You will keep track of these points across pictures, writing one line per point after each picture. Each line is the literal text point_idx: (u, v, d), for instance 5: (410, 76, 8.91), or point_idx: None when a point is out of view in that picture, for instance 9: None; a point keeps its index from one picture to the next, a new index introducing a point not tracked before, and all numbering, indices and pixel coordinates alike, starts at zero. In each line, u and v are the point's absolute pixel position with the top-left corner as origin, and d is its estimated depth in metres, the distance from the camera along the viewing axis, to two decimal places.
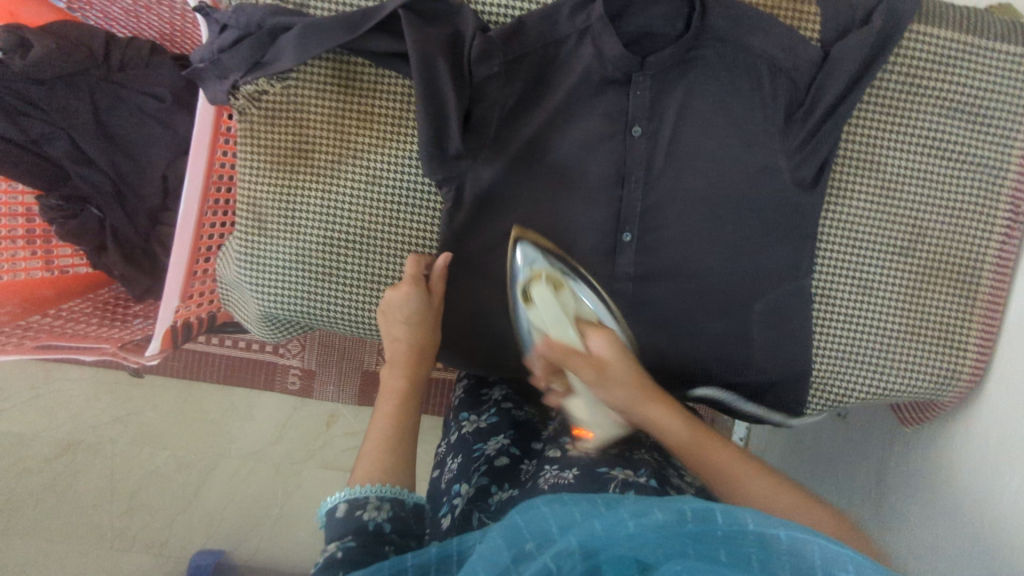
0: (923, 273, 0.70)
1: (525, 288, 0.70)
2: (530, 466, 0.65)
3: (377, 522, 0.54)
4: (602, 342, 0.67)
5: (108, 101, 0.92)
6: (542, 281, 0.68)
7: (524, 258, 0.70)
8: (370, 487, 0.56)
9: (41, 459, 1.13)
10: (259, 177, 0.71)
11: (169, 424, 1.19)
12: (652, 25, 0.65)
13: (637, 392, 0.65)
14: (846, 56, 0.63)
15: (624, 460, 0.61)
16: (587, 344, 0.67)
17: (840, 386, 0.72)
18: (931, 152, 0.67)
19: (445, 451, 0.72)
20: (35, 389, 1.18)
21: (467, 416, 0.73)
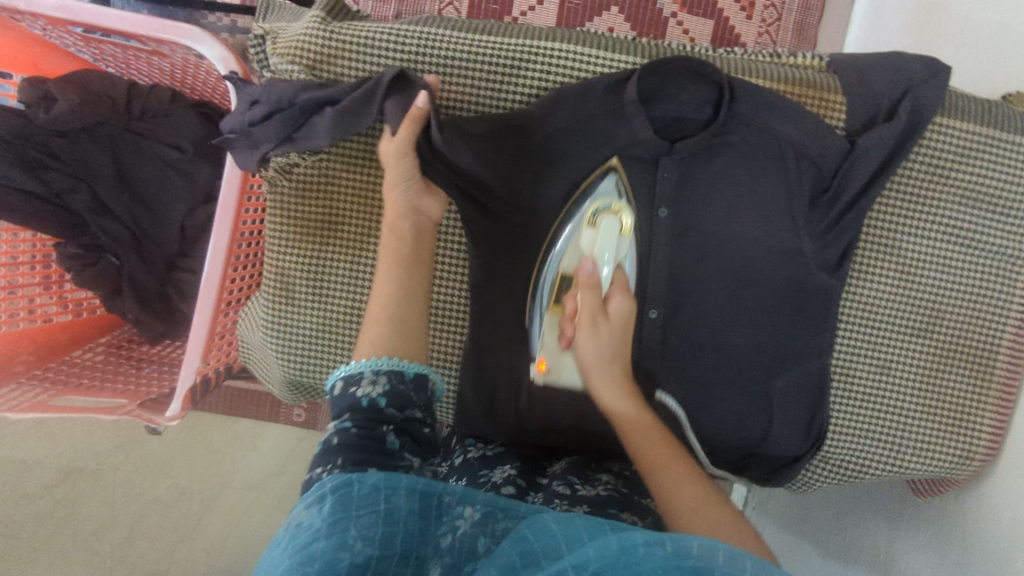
0: (940, 355, 0.71)
1: (594, 214, 0.68)
2: (536, 497, 0.63)
3: (371, 398, 0.51)
4: (625, 306, 0.67)
5: (128, 151, 0.93)
6: (615, 215, 0.68)
7: (602, 189, 0.69)
8: (366, 361, 0.53)
9: (42, 486, 1.10)
10: (288, 248, 0.72)
11: (172, 454, 1.17)
12: (680, 110, 0.67)
13: (614, 358, 0.64)
14: (872, 148, 0.64)
15: (630, 504, 0.61)
16: (611, 296, 0.67)
17: (858, 462, 0.73)
18: (949, 236, 0.69)
19: (445, 472, 0.71)
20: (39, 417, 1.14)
21: (472, 443, 0.74)
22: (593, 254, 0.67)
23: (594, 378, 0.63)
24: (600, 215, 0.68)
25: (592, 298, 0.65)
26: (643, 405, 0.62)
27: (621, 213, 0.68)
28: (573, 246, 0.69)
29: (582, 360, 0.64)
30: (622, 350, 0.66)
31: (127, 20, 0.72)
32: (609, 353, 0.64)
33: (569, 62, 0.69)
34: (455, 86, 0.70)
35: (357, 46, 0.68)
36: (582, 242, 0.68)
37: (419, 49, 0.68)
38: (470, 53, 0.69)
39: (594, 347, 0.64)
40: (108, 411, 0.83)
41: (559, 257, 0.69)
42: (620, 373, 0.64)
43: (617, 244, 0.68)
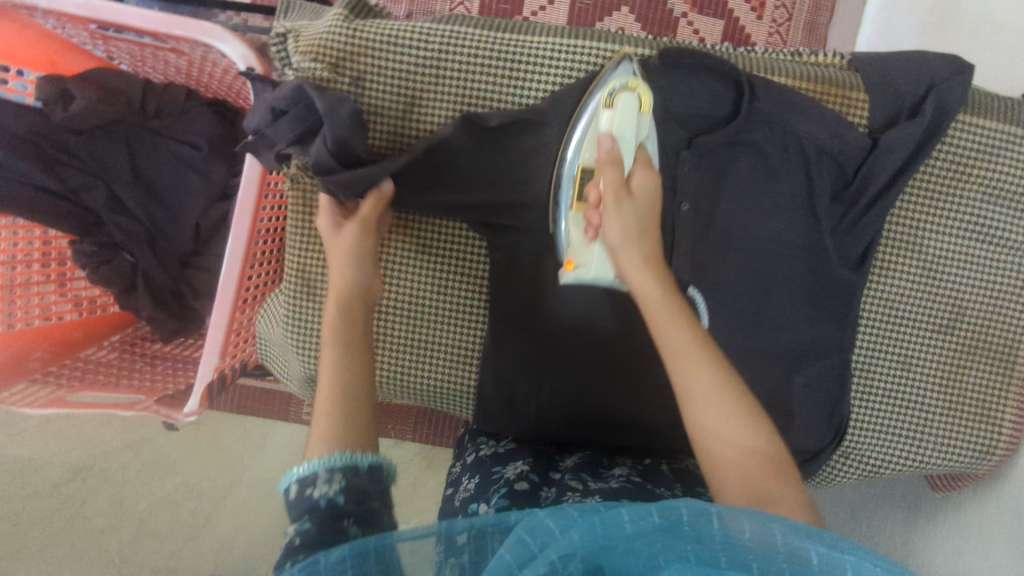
0: (961, 351, 0.71)
1: (611, 93, 0.62)
2: (549, 492, 0.64)
3: (330, 498, 0.49)
4: (649, 184, 0.60)
5: (146, 150, 0.93)
6: (633, 91, 0.61)
7: (622, 73, 0.63)
8: (319, 459, 0.50)
9: (50, 485, 1.10)
10: (310, 246, 0.72)
11: (183, 453, 1.17)
12: (701, 105, 0.67)
13: (642, 237, 0.58)
14: (895, 146, 0.64)
15: (644, 494, 0.62)
16: (634, 173, 0.60)
17: (876, 458, 0.73)
18: (970, 232, 0.69)
19: (461, 472, 0.75)
20: (46, 416, 1.15)
21: (486, 443, 0.77)
22: (613, 133, 0.60)
23: (622, 260, 0.58)
24: (617, 94, 0.61)
25: (614, 174, 0.58)
26: (672, 290, 0.57)
27: (639, 89, 0.62)
28: (591, 133, 0.63)
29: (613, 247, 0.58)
30: (651, 230, 0.59)
31: (149, 19, 0.72)
32: (637, 234, 0.58)
33: (592, 58, 0.69)
34: (476, 83, 0.69)
35: (380, 43, 0.68)
36: (600, 126, 0.61)
37: (442, 47, 0.68)
38: (492, 49, 0.69)
39: (620, 230, 0.57)
40: (126, 408, 0.84)
41: (579, 152, 0.63)
42: (649, 254, 0.58)
43: (637, 122, 0.61)
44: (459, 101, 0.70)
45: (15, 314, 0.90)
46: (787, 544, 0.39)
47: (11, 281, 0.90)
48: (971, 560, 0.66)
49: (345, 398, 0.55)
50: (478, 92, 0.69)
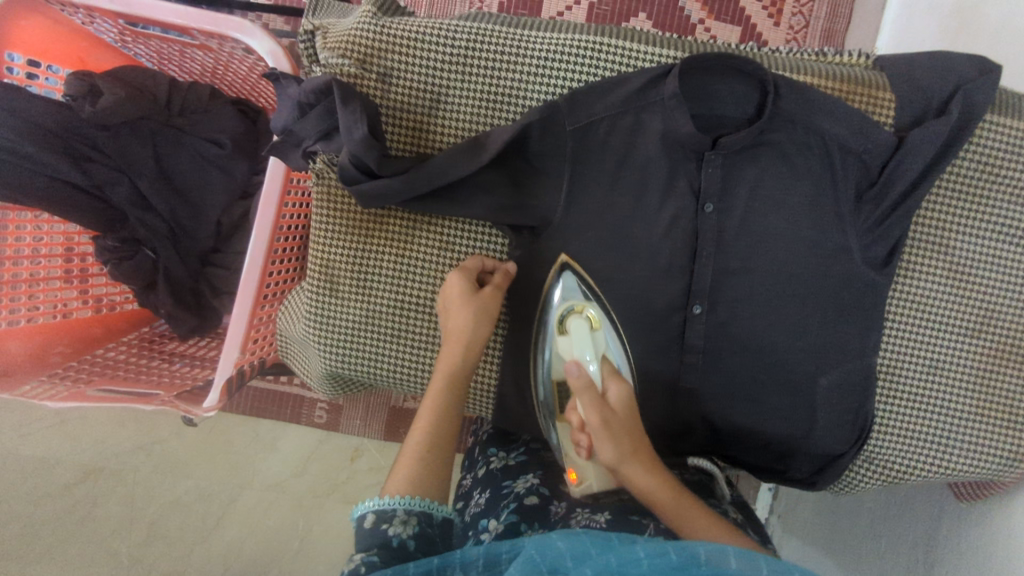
0: (992, 356, 0.70)
1: (562, 316, 0.69)
2: (560, 506, 0.63)
3: (401, 540, 0.49)
4: (623, 391, 0.64)
5: (168, 146, 0.93)
6: (581, 314, 0.69)
7: (564, 288, 0.70)
8: (398, 498, 0.52)
9: (60, 485, 1.08)
10: (334, 241, 0.72)
11: (193, 454, 1.16)
12: (723, 107, 0.67)
13: (638, 446, 0.60)
14: (920, 146, 0.64)
15: (654, 505, 0.61)
16: (607, 386, 0.65)
17: (904, 464, 0.72)
18: (1000, 236, 0.68)
19: (471, 485, 0.73)
20: (59, 415, 1.12)
21: (495, 452, 0.75)
22: (574, 354, 0.67)
23: (627, 471, 0.58)
24: (569, 319, 0.69)
25: (589, 393, 0.62)
26: (681, 487, 0.58)
27: (586, 311, 0.69)
28: (555, 356, 0.70)
29: (611, 462, 0.59)
30: (642, 440, 0.62)
31: (182, 14, 0.73)
32: (632, 455, 0.59)
33: (619, 56, 0.69)
34: (503, 80, 0.69)
35: (408, 40, 0.69)
36: (562, 351, 0.69)
37: (469, 43, 0.69)
38: (520, 46, 0.69)
39: (616, 456, 0.59)
40: (145, 402, 0.84)
41: (552, 373, 0.70)
42: (647, 458, 0.59)
43: (593, 341, 0.68)
44: (485, 98, 0.70)
45: (36, 309, 0.91)
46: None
47: (33, 275, 0.91)
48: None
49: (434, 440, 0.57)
50: (502, 89, 0.69)
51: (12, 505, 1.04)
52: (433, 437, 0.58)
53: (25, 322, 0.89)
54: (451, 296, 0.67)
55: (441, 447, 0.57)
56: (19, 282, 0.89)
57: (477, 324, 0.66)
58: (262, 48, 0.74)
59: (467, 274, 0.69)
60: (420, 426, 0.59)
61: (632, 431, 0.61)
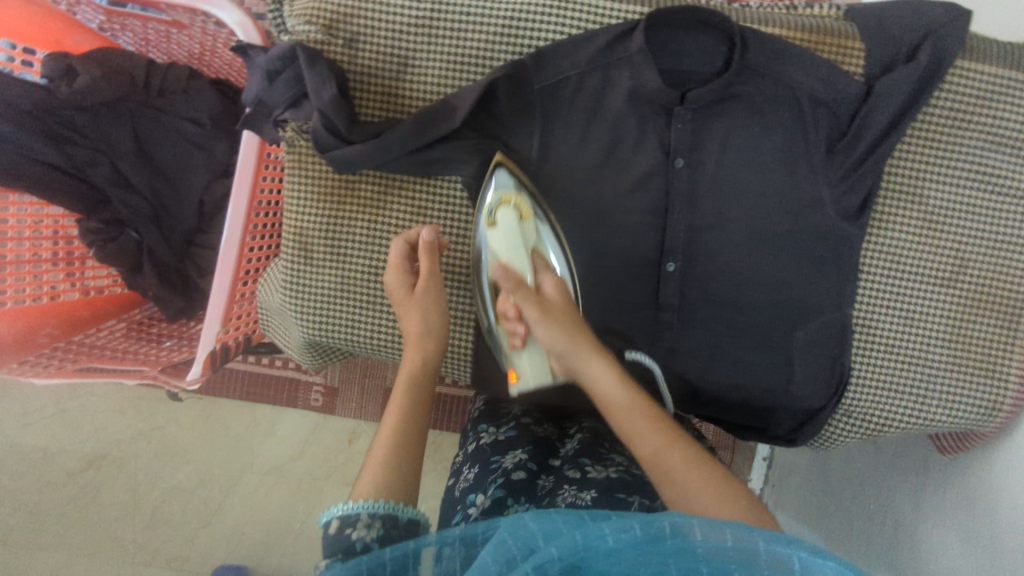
0: (968, 303, 0.70)
1: (490, 210, 0.66)
2: (548, 483, 0.64)
3: (365, 545, 0.49)
4: (559, 284, 0.63)
5: (148, 124, 0.95)
6: (510, 206, 0.65)
7: (498, 184, 0.67)
8: (362, 502, 0.50)
9: (65, 474, 1.12)
10: (307, 208, 0.73)
11: (191, 438, 1.17)
12: (690, 61, 0.67)
13: (580, 336, 0.60)
14: (887, 93, 0.64)
15: (639, 485, 0.62)
16: (541, 279, 0.64)
17: (883, 416, 0.72)
18: (973, 182, 0.68)
19: (462, 461, 0.72)
20: (60, 404, 1.15)
21: (485, 427, 0.73)
22: (506, 248, 0.64)
23: (570, 360, 0.59)
24: (498, 211, 0.66)
25: (526, 289, 0.61)
26: (623, 373, 0.59)
27: (514, 201, 0.66)
28: (488, 249, 0.67)
29: (552, 349, 0.60)
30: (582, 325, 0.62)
31: None
32: (572, 340, 0.59)
33: (585, 14, 0.68)
34: (469, 41, 0.69)
35: (373, 3, 0.68)
36: (494, 246, 0.66)
37: (435, 5, 0.68)
38: (485, 6, 0.68)
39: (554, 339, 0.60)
40: (130, 376, 0.85)
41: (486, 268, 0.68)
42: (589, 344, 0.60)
43: (523, 232, 0.66)
44: (452, 60, 0.70)
45: (24, 291, 0.92)
46: (765, 550, 0.40)
47: (19, 258, 0.91)
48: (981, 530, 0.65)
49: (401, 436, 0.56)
50: (469, 50, 0.69)
51: (26, 492, 1.11)
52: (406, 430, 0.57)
53: (12, 303, 0.90)
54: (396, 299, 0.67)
55: (412, 444, 0.56)
56: (6, 264, 0.89)
57: (426, 317, 0.66)
58: (223, 16, 0.73)
59: (399, 269, 0.68)
60: (388, 425, 0.57)
61: (573, 313, 0.62)
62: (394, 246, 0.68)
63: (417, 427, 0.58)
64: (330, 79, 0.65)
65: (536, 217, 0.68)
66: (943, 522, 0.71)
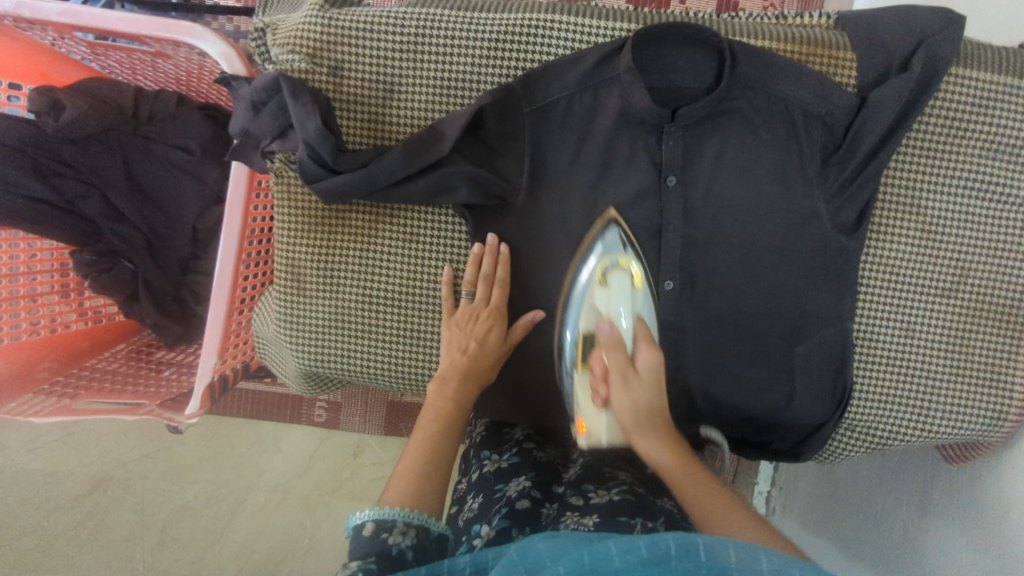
0: (969, 313, 0.69)
1: (603, 270, 0.67)
2: (552, 510, 0.63)
3: (400, 550, 0.50)
4: (655, 359, 0.62)
5: (139, 155, 0.93)
6: (624, 271, 0.67)
7: (607, 242, 0.68)
8: (398, 510, 0.52)
9: (73, 497, 1.11)
10: (298, 240, 0.72)
11: (197, 459, 1.17)
12: (679, 78, 0.66)
13: (657, 416, 0.60)
14: (884, 104, 0.62)
15: (644, 507, 0.60)
16: (637, 350, 0.62)
17: (886, 429, 0.71)
18: (970, 192, 0.67)
19: (466, 489, 0.73)
20: (66, 428, 1.15)
21: (488, 454, 0.74)
22: (609, 311, 0.65)
23: (636, 435, 0.59)
24: (610, 274, 0.67)
25: (617, 360, 0.61)
26: (691, 456, 0.58)
27: (629, 267, 0.67)
28: (586, 304, 0.67)
29: (628, 424, 0.60)
30: (663, 406, 0.61)
31: (130, 22, 0.73)
32: (648, 416, 0.60)
33: (570, 33, 0.67)
34: (454, 65, 0.68)
35: (356, 31, 0.68)
36: (596, 303, 0.66)
37: (419, 31, 0.68)
38: (470, 30, 0.67)
39: (631, 410, 0.60)
40: (131, 412, 0.84)
41: (576, 319, 0.67)
42: (665, 425, 0.60)
43: (630, 299, 0.66)
44: (438, 85, 0.69)
45: (20, 326, 0.91)
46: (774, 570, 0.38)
47: (14, 291, 0.91)
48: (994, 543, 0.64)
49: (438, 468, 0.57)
50: (454, 74, 0.68)
51: (32, 518, 1.08)
52: (442, 444, 0.59)
53: (9, 338, 0.89)
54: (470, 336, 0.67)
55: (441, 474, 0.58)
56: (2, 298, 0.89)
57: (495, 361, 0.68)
58: (205, 46, 0.72)
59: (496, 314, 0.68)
60: (415, 455, 0.58)
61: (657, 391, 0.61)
62: (493, 288, 0.68)
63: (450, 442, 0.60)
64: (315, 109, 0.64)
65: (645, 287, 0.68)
66: (956, 534, 0.69)
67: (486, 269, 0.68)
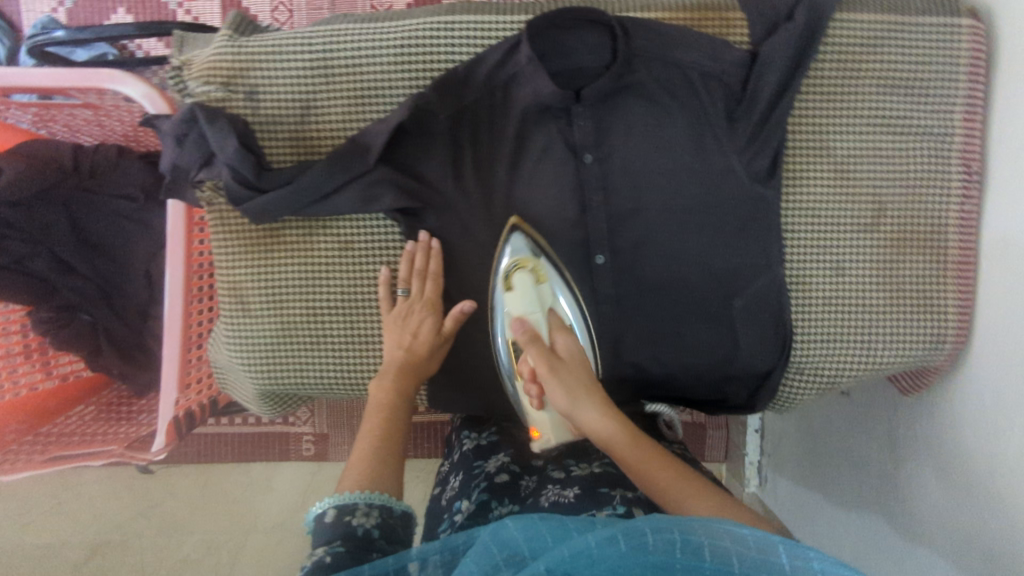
0: (891, 243, 0.71)
1: (507, 276, 0.69)
2: (530, 482, 0.65)
3: (365, 529, 0.53)
4: (571, 342, 0.65)
5: (84, 209, 0.96)
6: (527, 270, 0.68)
7: (513, 251, 0.69)
8: (358, 494, 0.55)
9: (69, 566, 1.09)
10: (237, 263, 0.74)
11: (191, 509, 1.15)
12: (578, 58, 0.68)
13: (588, 388, 0.60)
14: (773, 56, 0.65)
15: (622, 477, 0.62)
16: (555, 339, 0.66)
17: (833, 367, 0.72)
18: (871, 128, 0.70)
19: (447, 470, 0.72)
20: (55, 497, 1.14)
21: (467, 435, 0.75)
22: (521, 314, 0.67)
23: (576, 416, 0.59)
24: (514, 277, 0.69)
25: (538, 347, 0.63)
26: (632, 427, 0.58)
27: (532, 266, 0.69)
28: (508, 319, 0.69)
29: (563, 409, 0.61)
30: (595, 384, 0.62)
31: (52, 76, 0.74)
32: (582, 391, 0.60)
33: (474, 34, 0.69)
34: (364, 76, 0.70)
35: (265, 54, 0.70)
36: (512, 309, 0.69)
37: (326, 47, 0.70)
38: (375, 41, 0.70)
39: (564, 395, 0.60)
40: (96, 458, 0.86)
41: (504, 335, 0.70)
42: (596, 394, 0.60)
43: (539, 295, 0.68)
44: (351, 95, 0.71)
45: None
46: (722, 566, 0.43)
47: None
48: (953, 466, 0.66)
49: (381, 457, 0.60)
50: (366, 84, 0.70)
51: None
52: (387, 428, 0.63)
53: None
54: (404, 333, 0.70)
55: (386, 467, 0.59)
56: None
57: (435, 352, 0.70)
58: (120, 87, 0.73)
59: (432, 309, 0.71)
60: (359, 451, 0.61)
61: (581, 369, 0.63)
62: (423, 284, 0.70)
63: (396, 422, 0.65)
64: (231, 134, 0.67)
65: (555, 280, 0.70)
66: (924, 465, 0.71)
67: (418, 264, 0.70)
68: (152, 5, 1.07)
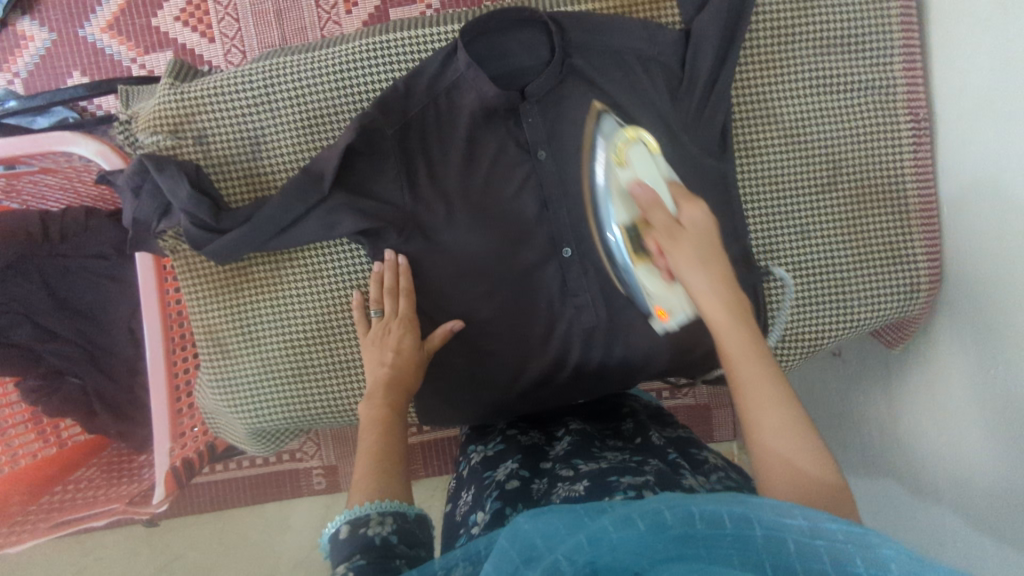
0: (853, 199, 0.71)
1: (617, 150, 0.63)
2: (542, 484, 0.59)
3: (383, 537, 0.50)
4: (699, 211, 0.55)
5: (58, 274, 0.96)
6: (637, 141, 0.62)
7: (605, 134, 0.65)
8: (368, 504, 0.52)
9: None
10: (210, 308, 0.74)
11: (212, 559, 1.15)
12: (517, 58, 0.69)
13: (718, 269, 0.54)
14: (705, 32, 0.66)
15: (633, 468, 0.55)
16: (682, 207, 0.56)
17: (813, 329, 0.73)
18: (815, 88, 0.70)
19: (458, 486, 0.69)
20: (74, 565, 1.14)
21: (474, 448, 0.72)
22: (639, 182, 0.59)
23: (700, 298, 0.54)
24: (626, 150, 0.62)
25: (662, 217, 0.55)
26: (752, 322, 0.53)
27: (642, 137, 0.63)
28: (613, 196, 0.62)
29: (693, 290, 0.54)
30: (723, 259, 0.55)
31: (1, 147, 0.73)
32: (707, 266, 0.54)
33: (411, 49, 0.70)
34: (309, 104, 0.71)
35: (209, 98, 0.71)
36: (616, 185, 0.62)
37: (266, 82, 0.71)
38: (314, 69, 0.70)
39: (690, 264, 0.54)
40: (99, 517, 0.87)
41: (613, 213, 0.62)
42: (721, 274, 0.54)
43: (655, 162, 0.61)
44: (299, 125, 0.71)
45: None
46: (765, 533, 0.36)
47: None
48: (944, 408, 0.65)
49: (371, 473, 0.56)
50: (311, 112, 0.71)
51: None
52: (385, 449, 0.59)
53: None
54: (382, 353, 0.68)
55: (388, 480, 0.56)
56: None
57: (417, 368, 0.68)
58: (71, 149, 0.74)
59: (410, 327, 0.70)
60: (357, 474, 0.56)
61: (708, 243, 0.55)
62: (394, 300, 0.70)
63: (393, 443, 0.60)
64: (187, 181, 0.67)
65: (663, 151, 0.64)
66: (919, 417, 0.70)
67: (388, 283, 0.70)
68: (103, 65, 1.07)
